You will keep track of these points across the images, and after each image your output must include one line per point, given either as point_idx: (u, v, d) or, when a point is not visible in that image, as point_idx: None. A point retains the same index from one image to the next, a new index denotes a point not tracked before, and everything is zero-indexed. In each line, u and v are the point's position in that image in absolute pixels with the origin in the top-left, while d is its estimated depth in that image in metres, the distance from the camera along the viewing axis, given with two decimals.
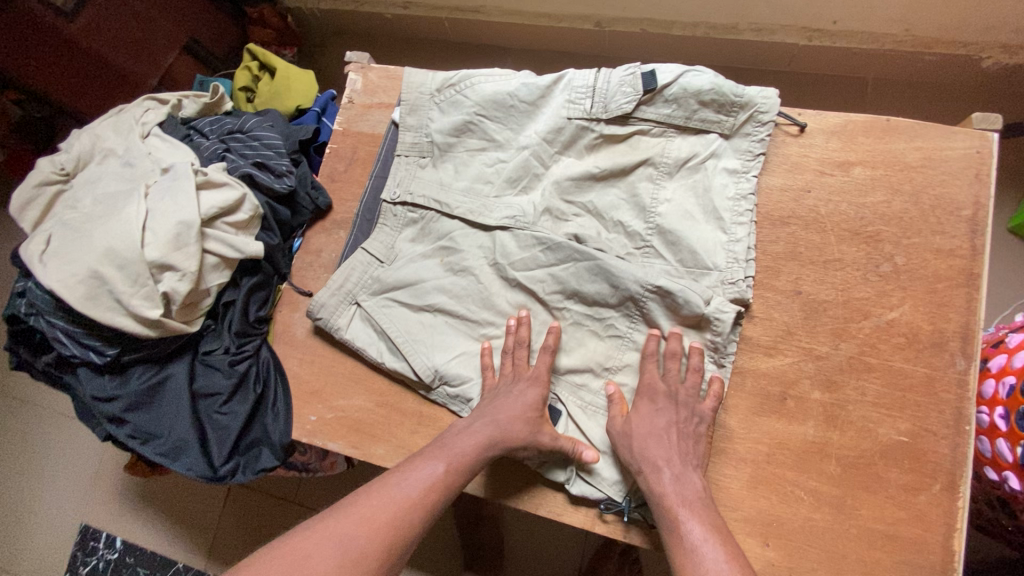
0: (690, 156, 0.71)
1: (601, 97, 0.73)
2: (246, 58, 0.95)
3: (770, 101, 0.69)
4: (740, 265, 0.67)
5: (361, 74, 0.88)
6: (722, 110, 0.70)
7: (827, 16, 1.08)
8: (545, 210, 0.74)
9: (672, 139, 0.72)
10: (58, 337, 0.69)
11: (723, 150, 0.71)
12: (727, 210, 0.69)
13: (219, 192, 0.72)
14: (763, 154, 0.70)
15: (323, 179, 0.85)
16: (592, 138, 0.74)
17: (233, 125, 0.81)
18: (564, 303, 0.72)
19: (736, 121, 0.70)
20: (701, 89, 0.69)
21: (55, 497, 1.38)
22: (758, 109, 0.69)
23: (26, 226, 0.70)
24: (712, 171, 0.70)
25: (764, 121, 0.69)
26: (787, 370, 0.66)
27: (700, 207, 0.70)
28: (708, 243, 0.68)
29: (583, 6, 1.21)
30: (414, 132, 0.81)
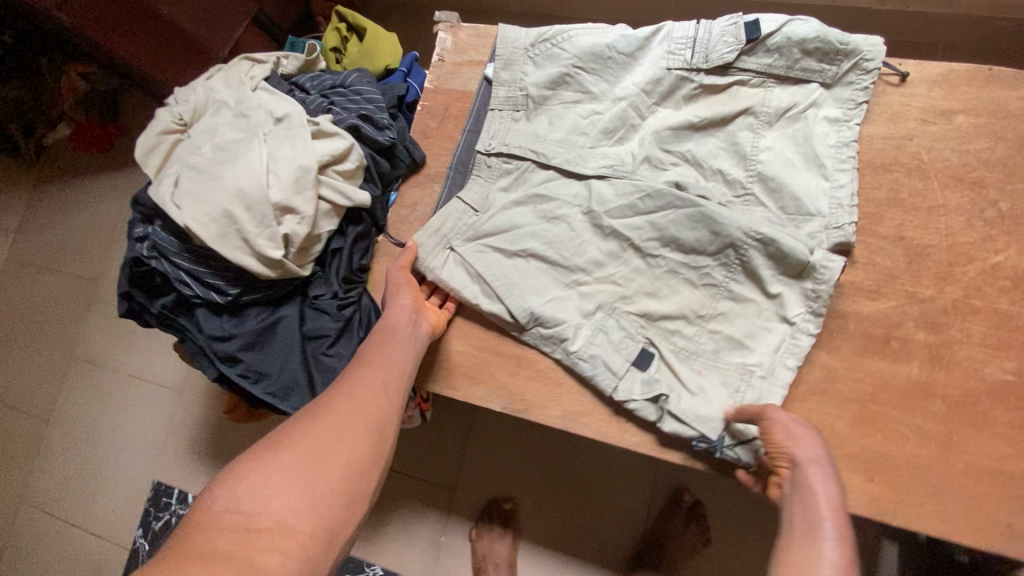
0: (790, 105, 0.72)
1: (703, 46, 0.74)
2: (333, 19, 0.97)
3: (875, 49, 0.69)
4: (845, 210, 0.69)
5: (451, 34, 0.89)
6: (826, 59, 0.70)
7: None
8: (644, 159, 0.76)
9: (776, 85, 0.72)
10: (182, 277, 0.72)
11: (824, 99, 0.72)
12: (828, 158, 0.70)
13: (330, 143, 0.75)
14: (865, 103, 0.71)
15: (416, 136, 0.88)
16: (692, 88, 0.75)
17: (333, 81, 0.84)
18: (663, 251, 0.73)
19: (839, 71, 0.71)
20: (808, 37, 0.69)
21: (128, 455, 1.43)
22: (863, 57, 0.70)
23: (149, 172, 0.73)
24: (813, 120, 0.71)
25: (869, 69, 0.70)
26: (891, 313, 0.67)
27: (801, 154, 0.71)
28: (811, 189, 0.70)
29: None
30: (509, 87, 0.83)
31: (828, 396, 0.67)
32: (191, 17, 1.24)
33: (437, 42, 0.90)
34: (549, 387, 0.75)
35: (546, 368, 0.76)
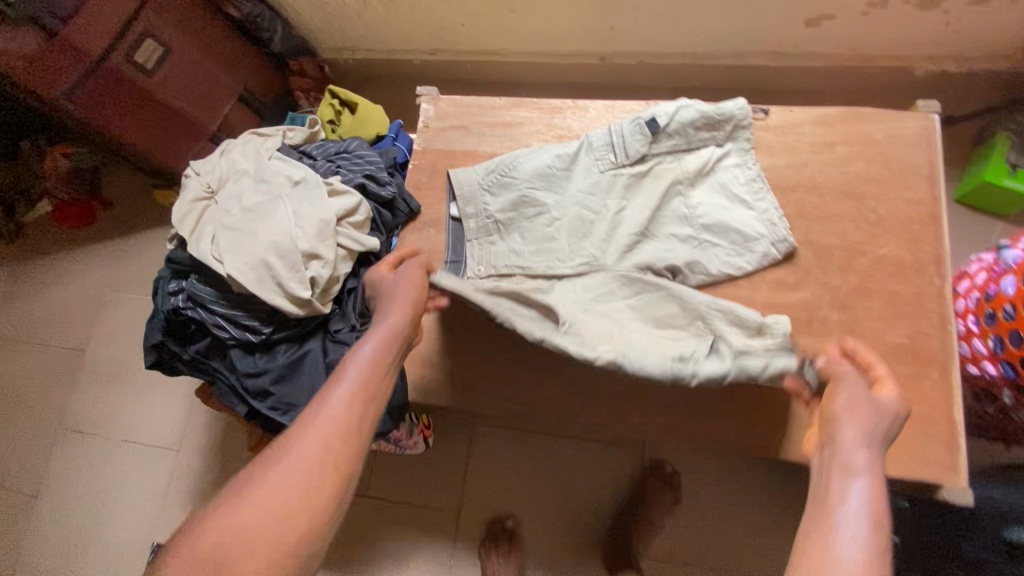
0: (703, 166, 0.89)
1: (620, 148, 0.91)
2: (327, 97, 1.14)
3: (744, 109, 0.90)
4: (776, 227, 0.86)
5: (433, 104, 1.07)
6: (713, 128, 0.90)
7: (790, 41, 1.33)
8: (611, 226, 0.89)
9: (684, 155, 0.90)
10: (218, 322, 0.82)
11: (726, 152, 0.91)
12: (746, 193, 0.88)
13: (343, 198, 0.88)
14: (752, 149, 0.91)
15: (409, 189, 1.03)
16: (626, 180, 0.91)
17: (337, 148, 0.98)
18: (641, 296, 0.81)
19: (727, 132, 0.90)
20: (694, 118, 0.89)
21: (124, 520, 1.44)
22: (739, 119, 0.90)
23: (183, 233, 0.84)
24: (723, 170, 0.90)
25: (746, 125, 0.91)
26: (810, 300, 0.85)
27: (727, 198, 0.88)
28: (745, 219, 0.87)
29: (590, 44, 1.44)
30: (476, 218, 0.94)
31: None
32: (182, 98, 1.37)
33: (422, 112, 1.07)
34: None
35: None
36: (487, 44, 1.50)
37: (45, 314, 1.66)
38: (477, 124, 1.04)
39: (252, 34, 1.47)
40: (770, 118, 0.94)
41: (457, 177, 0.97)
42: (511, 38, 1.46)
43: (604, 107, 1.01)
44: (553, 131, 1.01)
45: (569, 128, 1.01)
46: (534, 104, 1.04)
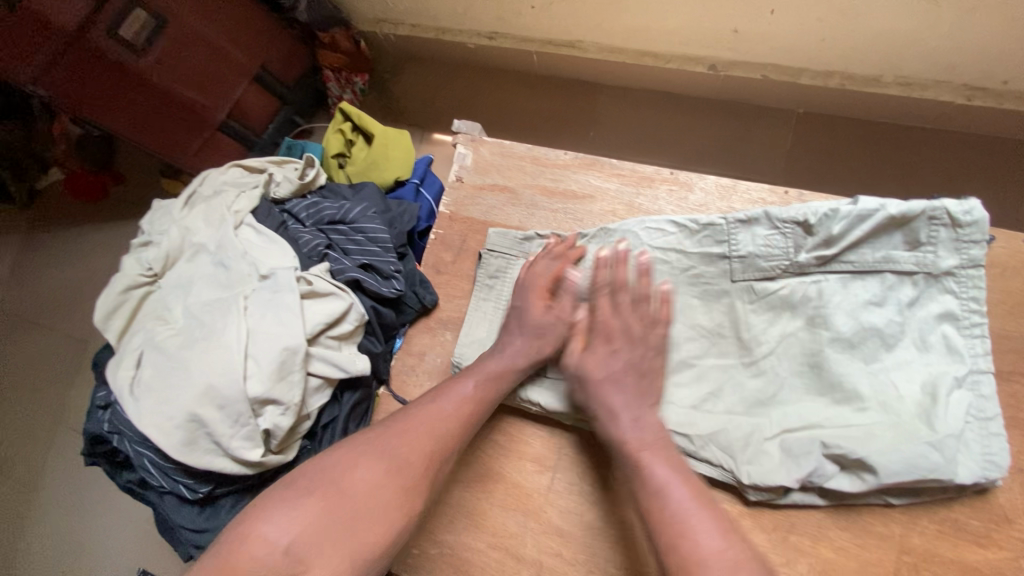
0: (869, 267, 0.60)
1: (748, 230, 0.62)
2: (337, 118, 0.85)
3: (969, 208, 0.57)
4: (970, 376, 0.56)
5: (472, 149, 0.77)
6: (901, 230, 0.59)
7: (997, 75, 0.92)
8: (692, 319, 0.65)
9: (827, 224, 0.59)
10: (145, 466, 0.61)
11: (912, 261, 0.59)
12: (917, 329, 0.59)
13: (323, 303, 0.63)
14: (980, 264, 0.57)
15: (427, 271, 0.75)
16: (738, 266, 0.63)
17: (333, 212, 0.71)
18: (718, 391, 0.62)
19: (919, 236, 0.58)
20: (880, 209, 0.58)
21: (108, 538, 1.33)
22: (952, 214, 0.57)
23: (111, 336, 0.62)
24: (898, 283, 0.59)
25: (961, 228, 0.57)
26: (1003, 566, 0.55)
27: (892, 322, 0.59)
28: (909, 365, 0.58)
29: (697, 47, 1.06)
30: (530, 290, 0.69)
31: None
32: (182, 80, 1.12)
33: (455, 157, 0.78)
34: None
35: None
36: (560, 34, 1.14)
37: (48, 295, 1.51)
38: (529, 188, 0.74)
39: None
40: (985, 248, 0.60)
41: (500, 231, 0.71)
42: (592, 31, 1.10)
43: (716, 186, 0.68)
44: (633, 215, 0.70)
45: (659, 213, 0.69)
46: (614, 167, 0.72)
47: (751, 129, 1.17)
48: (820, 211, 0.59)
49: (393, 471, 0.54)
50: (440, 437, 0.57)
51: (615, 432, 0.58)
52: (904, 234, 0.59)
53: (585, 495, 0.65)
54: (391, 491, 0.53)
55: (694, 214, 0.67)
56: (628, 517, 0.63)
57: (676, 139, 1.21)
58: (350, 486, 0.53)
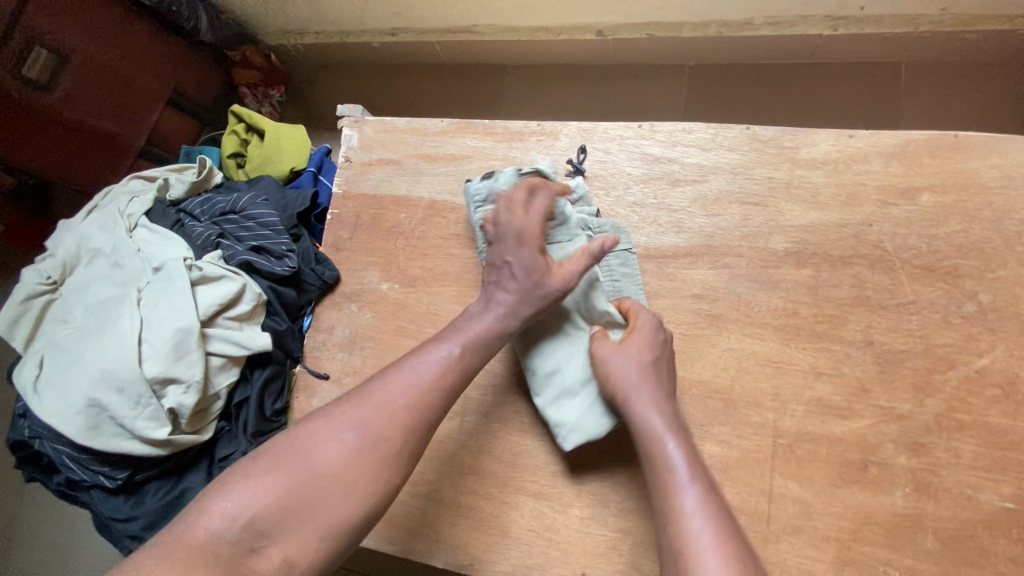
0: (690, 184, 0.67)
1: None
2: (232, 121, 0.90)
3: (698, 131, 0.68)
4: (751, 258, 0.64)
5: (357, 130, 0.81)
6: (692, 151, 0.68)
7: (855, 1, 0.96)
8: None
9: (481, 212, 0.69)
10: (64, 463, 0.64)
11: (706, 175, 0.67)
12: (716, 231, 0.65)
13: (217, 287, 0.66)
14: (713, 169, 0.67)
15: (326, 249, 0.77)
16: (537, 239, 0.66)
17: (225, 204, 0.75)
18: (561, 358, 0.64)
19: (695, 160, 0.67)
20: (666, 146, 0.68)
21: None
22: (697, 140, 0.68)
23: (17, 345, 0.66)
24: (699, 197, 0.66)
25: (695, 147, 0.68)
26: (867, 434, 0.59)
27: (705, 228, 0.65)
28: (713, 264, 0.64)
29: (582, 15, 1.10)
30: None
31: (807, 538, 0.58)
32: (96, 112, 1.14)
33: (343, 139, 0.81)
34: (494, 539, 0.65)
35: (489, 516, 0.66)
36: (456, 21, 1.18)
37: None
38: (412, 157, 0.78)
39: (172, 23, 1.21)
40: (819, 148, 0.65)
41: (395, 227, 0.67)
42: (482, 14, 1.14)
43: (578, 130, 0.72)
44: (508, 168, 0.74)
45: (531, 162, 0.73)
46: (487, 127, 0.76)
47: (651, 89, 1.22)
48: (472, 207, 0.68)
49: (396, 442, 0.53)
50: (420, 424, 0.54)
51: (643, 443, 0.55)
52: (676, 166, 0.68)
53: (494, 433, 0.68)
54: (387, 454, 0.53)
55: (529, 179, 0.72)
56: (534, 446, 0.67)
57: (583, 109, 1.26)
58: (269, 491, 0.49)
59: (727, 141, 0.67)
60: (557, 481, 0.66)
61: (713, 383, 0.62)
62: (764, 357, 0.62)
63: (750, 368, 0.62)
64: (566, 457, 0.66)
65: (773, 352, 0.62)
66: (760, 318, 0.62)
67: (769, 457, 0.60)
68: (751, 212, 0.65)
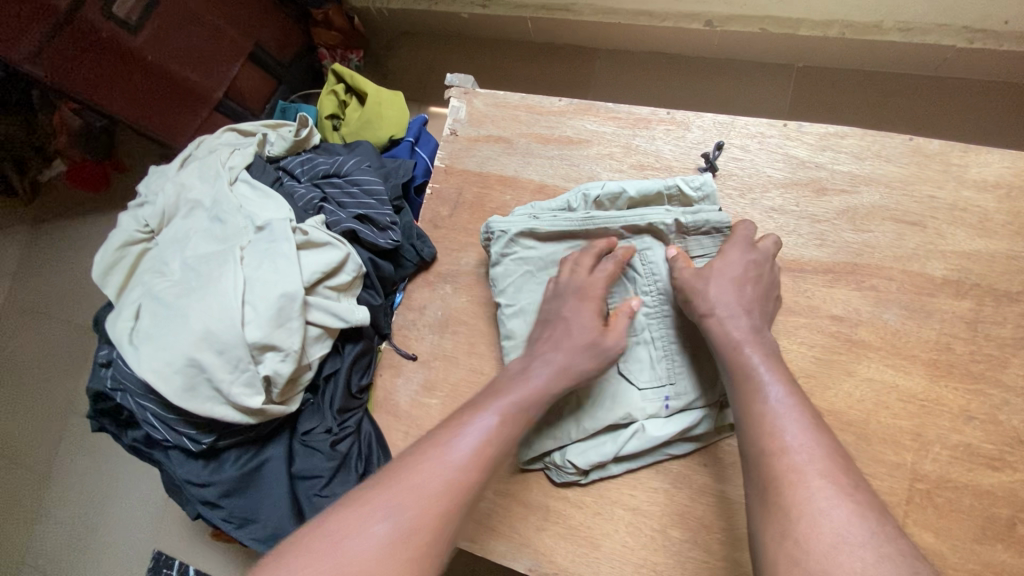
0: (838, 194, 0.61)
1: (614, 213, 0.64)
2: (331, 79, 0.86)
3: (851, 138, 0.62)
4: (903, 281, 0.58)
5: (465, 102, 0.76)
6: (843, 158, 0.62)
7: (1001, 13, 0.89)
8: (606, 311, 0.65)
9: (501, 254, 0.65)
10: (148, 420, 0.61)
11: (858, 185, 0.61)
12: (864, 249, 0.59)
13: (320, 253, 0.63)
14: (866, 180, 0.61)
15: (424, 224, 0.73)
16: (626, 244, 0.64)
17: (327, 166, 0.72)
18: (653, 371, 0.62)
19: (848, 170, 0.61)
20: (812, 148, 0.63)
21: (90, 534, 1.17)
22: (850, 147, 0.62)
23: (110, 293, 0.63)
24: (847, 209, 0.61)
25: (846, 156, 0.62)
26: (1019, 489, 0.53)
27: (852, 244, 0.60)
28: (858, 283, 0.59)
29: (693, 2, 1.03)
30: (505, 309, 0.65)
31: None
32: (180, 59, 1.11)
33: (450, 110, 0.77)
34: (584, 551, 0.61)
35: (580, 526, 0.62)
36: None
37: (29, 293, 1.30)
38: (525, 136, 0.73)
39: None
40: (992, 170, 0.59)
41: (492, 226, 0.66)
42: None
43: (713, 124, 0.67)
44: (630, 157, 0.69)
45: (657, 154, 0.68)
46: (610, 111, 0.71)
47: (750, 87, 1.15)
48: (498, 245, 0.65)
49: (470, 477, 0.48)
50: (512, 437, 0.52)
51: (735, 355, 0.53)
52: (823, 172, 0.62)
53: None
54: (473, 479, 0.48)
55: (650, 172, 0.67)
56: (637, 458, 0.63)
57: (675, 101, 1.20)
58: (396, 509, 0.45)
59: (884, 151, 0.61)
60: (658, 497, 0.61)
61: (847, 414, 0.57)
62: (908, 393, 0.56)
63: (891, 403, 0.56)
64: (669, 474, 0.62)
65: (920, 388, 0.56)
66: (906, 348, 0.57)
67: (904, 501, 0.55)
68: (906, 232, 0.59)
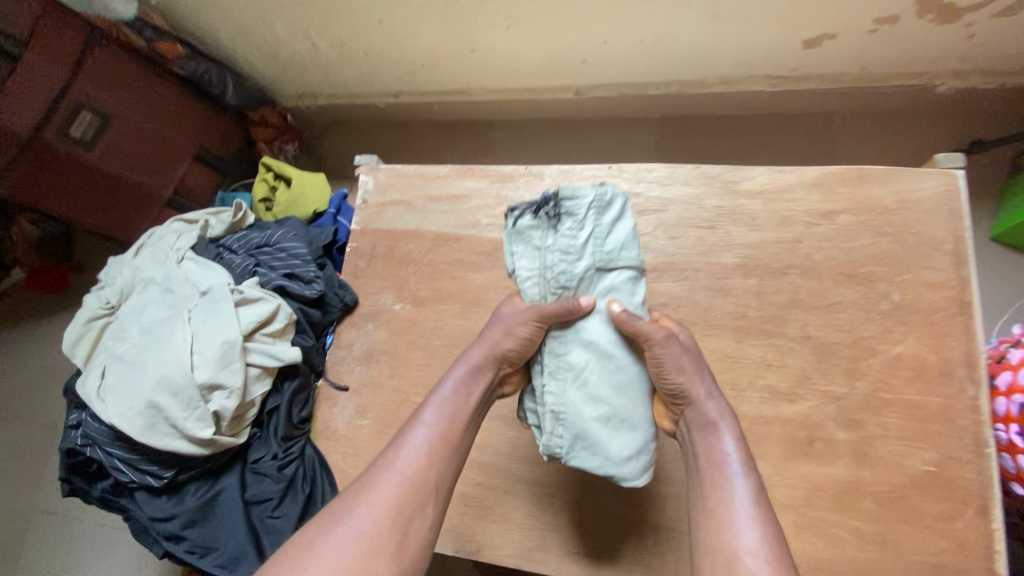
0: (655, 211, 0.80)
1: (600, 238, 0.62)
2: (261, 170, 1.04)
3: (658, 170, 0.82)
4: (706, 270, 0.77)
5: (372, 176, 0.94)
6: (655, 185, 0.81)
7: (788, 63, 1.15)
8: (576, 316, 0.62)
9: (527, 235, 0.64)
10: (115, 465, 0.73)
11: (667, 204, 0.80)
12: (677, 250, 0.78)
13: (256, 307, 0.77)
14: (671, 200, 0.80)
15: (347, 276, 0.89)
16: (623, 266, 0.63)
17: (260, 239, 0.88)
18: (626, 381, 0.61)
19: (659, 194, 0.81)
20: (633, 181, 0.82)
21: None
22: (660, 178, 0.82)
23: (78, 361, 0.75)
24: (662, 223, 0.80)
25: (657, 184, 0.81)
26: (810, 414, 0.70)
27: (670, 248, 0.78)
28: (676, 276, 0.77)
29: (561, 77, 1.28)
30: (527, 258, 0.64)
31: None
32: (131, 166, 1.28)
33: (360, 185, 0.94)
34: (499, 523, 0.73)
35: (493, 504, 0.75)
36: (451, 83, 1.36)
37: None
38: (420, 198, 0.90)
39: (202, 89, 1.37)
40: (756, 181, 0.79)
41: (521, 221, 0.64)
42: (474, 77, 1.32)
43: (559, 172, 0.86)
44: (502, 205, 0.86)
45: (521, 200, 0.86)
46: (482, 171, 0.88)
47: (623, 137, 1.40)
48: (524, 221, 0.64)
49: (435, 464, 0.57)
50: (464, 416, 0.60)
51: (709, 445, 0.57)
52: (642, 199, 0.81)
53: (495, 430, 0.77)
54: (428, 470, 0.56)
55: None
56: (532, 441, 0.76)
57: (565, 156, 1.44)
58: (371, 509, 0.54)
59: (681, 177, 0.81)
60: (553, 468, 0.74)
61: None
62: (722, 354, 0.73)
63: (711, 363, 0.73)
64: None
65: (731, 349, 0.73)
66: (715, 318, 0.75)
67: None
68: (704, 235, 0.78)
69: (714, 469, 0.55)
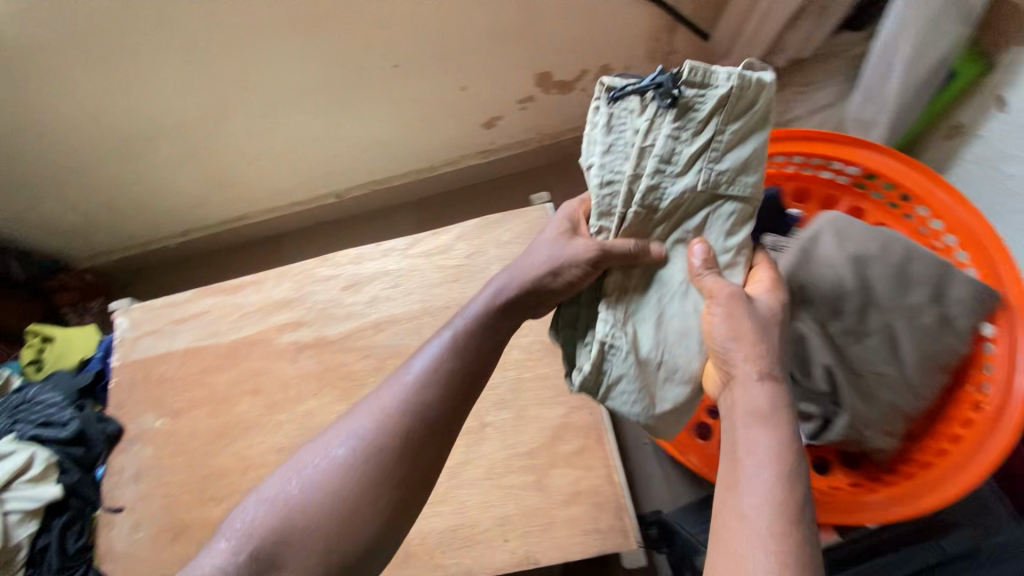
0: (351, 285, 1.00)
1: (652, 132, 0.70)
2: (29, 338, 1.15)
3: (348, 253, 1.02)
4: (393, 320, 0.96)
5: (126, 316, 1.06)
6: (349, 265, 1.01)
7: (483, 141, 1.47)
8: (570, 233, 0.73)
9: (614, 121, 0.73)
10: None
11: (360, 277, 1.00)
12: (371, 311, 0.98)
13: (7, 461, 0.88)
14: (361, 274, 1.00)
15: (112, 410, 1.00)
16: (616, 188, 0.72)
17: (18, 399, 0.98)
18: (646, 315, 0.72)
19: (352, 271, 1.01)
20: (332, 266, 1.02)
21: None
22: (351, 258, 1.02)
23: None
24: (358, 293, 0.99)
25: (349, 264, 1.01)
26: None
27: (367, 310, 0.98)
28: (373, 331, 0.96)
29: (319, 188, 1.53)
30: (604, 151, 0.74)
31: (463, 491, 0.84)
32: None
33: (118, 327, 1.05)
34: None
35: None
36: (228, 213, 1.56)
37: None
38: (168, 324, 1.04)
39: None
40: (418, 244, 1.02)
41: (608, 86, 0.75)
42: (246, 204, 1.53)
43: (276, 274, 1.03)
44: (233, 312, 1.02)
45: (247, 304, 1.02)
46: (216, 289, 1.04)
47: (391, 222, 1.64)
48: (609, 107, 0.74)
49: (331, 481, 0.61)
50: (371, 449, 0.62)
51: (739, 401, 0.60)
52: (341, 278, 1.00)
53: None
54: (320, 492, 0.60)
55: (247, 316, 1.01)
56: None
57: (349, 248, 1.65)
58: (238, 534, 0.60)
59: (366, 253, 1.02)
60: None
61: None
62: None
63: None
64: None
65: None
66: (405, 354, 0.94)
67: None
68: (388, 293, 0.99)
69: (744, 418, 0.59)
